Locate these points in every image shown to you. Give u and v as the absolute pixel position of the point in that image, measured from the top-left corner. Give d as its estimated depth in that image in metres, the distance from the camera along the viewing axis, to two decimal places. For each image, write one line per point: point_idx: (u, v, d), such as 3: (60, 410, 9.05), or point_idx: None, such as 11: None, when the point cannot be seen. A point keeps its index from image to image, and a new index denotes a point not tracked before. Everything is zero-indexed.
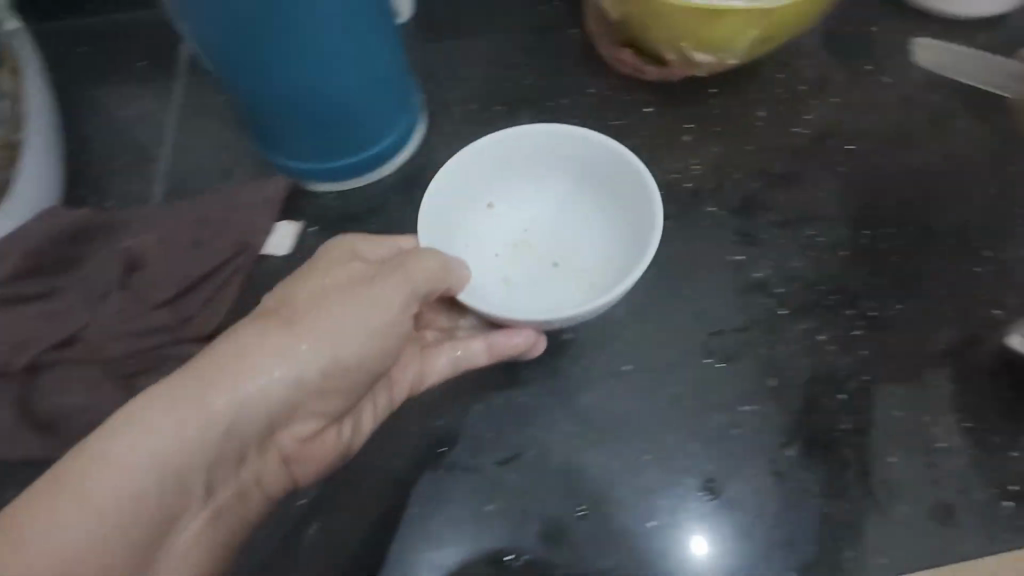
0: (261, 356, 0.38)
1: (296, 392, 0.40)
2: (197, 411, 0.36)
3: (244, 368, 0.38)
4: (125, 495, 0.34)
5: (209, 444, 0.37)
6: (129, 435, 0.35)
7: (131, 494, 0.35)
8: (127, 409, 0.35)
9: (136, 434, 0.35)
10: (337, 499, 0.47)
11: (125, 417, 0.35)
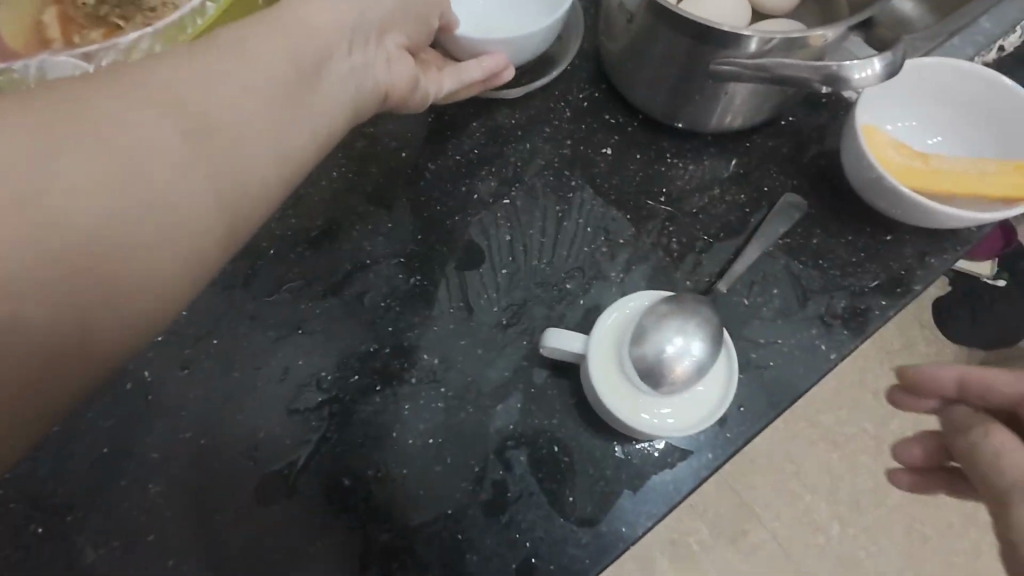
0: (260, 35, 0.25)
1: (277, 103, 0.24)
2: (165, 101, 0.21)
3: (243, 59, 0.24)
4: (93, 208, 0.19)
5: (235, 203, 0.23)
6: (44, 139, 0.19)
7: (157, 263, 0.21)
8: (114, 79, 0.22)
9: (146, 128, 0.21)
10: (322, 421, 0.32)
11: (136, 71, 0.22)
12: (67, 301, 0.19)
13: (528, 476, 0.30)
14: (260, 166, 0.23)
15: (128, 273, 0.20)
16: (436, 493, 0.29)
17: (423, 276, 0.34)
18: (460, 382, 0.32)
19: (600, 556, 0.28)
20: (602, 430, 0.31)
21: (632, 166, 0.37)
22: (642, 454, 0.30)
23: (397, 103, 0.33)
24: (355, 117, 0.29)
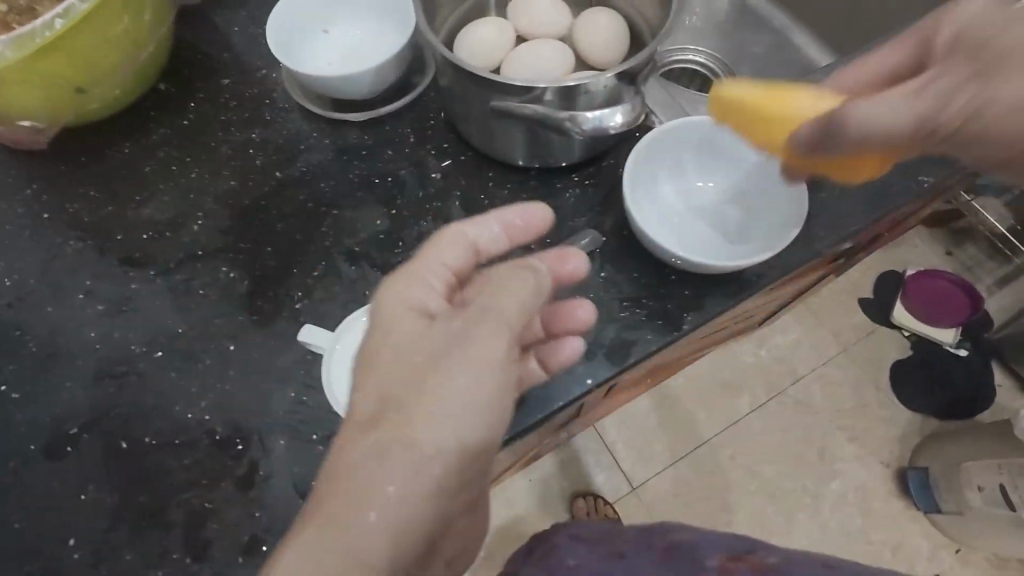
0: (414, 278, 0.28)
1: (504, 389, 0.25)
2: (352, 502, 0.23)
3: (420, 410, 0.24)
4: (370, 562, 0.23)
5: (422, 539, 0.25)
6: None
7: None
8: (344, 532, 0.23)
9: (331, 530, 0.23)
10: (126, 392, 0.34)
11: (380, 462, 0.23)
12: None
13: (285, 458, 0.32)
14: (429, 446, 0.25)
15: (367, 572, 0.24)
16: (179, 482, 0.32)
17: (245, 272, 0.38)
18: (248, 369, 0.35)
19: None
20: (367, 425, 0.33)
21: (457, 191, 0.40)
22: None
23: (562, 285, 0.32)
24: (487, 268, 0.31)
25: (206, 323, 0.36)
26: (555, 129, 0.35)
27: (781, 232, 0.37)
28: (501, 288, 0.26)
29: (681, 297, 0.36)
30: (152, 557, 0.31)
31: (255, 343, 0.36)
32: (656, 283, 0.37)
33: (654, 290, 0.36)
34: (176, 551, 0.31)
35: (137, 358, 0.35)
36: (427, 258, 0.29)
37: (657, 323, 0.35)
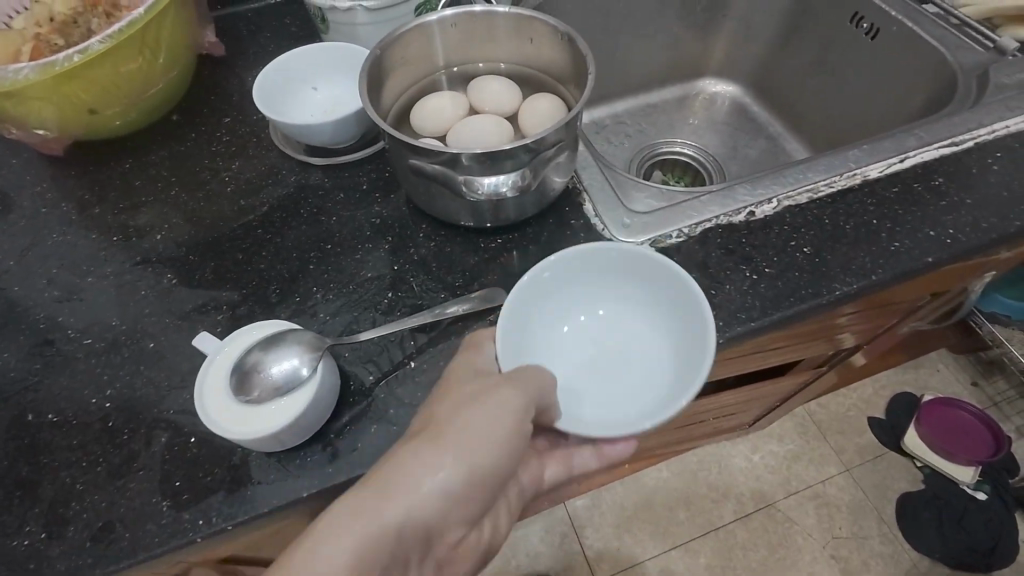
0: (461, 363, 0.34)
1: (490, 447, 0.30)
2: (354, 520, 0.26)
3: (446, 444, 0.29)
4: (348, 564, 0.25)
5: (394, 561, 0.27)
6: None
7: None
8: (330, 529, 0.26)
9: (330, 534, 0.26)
10: (43, 373, 0.38)
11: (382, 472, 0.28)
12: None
13: (158, 456, 0.34)
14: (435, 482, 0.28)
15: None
16: (59, 460, 0.34)
17: (185, 281, 0.42)
18: (156, 368, 0.38)
19: (167, 540, 0.32)
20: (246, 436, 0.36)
21: (389, 235, 0.44)
22: (253, 464, 0.34)
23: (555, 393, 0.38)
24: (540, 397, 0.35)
25: (137, 318, 0.40)
26: (467, 191, 0.38)
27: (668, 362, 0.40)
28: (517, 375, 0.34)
29: None
30: (12, 526, 0.32)
31: (171, 344, 0.39)
32: None
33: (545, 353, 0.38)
34: (32, 527, 0.32)
35: (69, 343, 0.39)
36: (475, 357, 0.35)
37: None
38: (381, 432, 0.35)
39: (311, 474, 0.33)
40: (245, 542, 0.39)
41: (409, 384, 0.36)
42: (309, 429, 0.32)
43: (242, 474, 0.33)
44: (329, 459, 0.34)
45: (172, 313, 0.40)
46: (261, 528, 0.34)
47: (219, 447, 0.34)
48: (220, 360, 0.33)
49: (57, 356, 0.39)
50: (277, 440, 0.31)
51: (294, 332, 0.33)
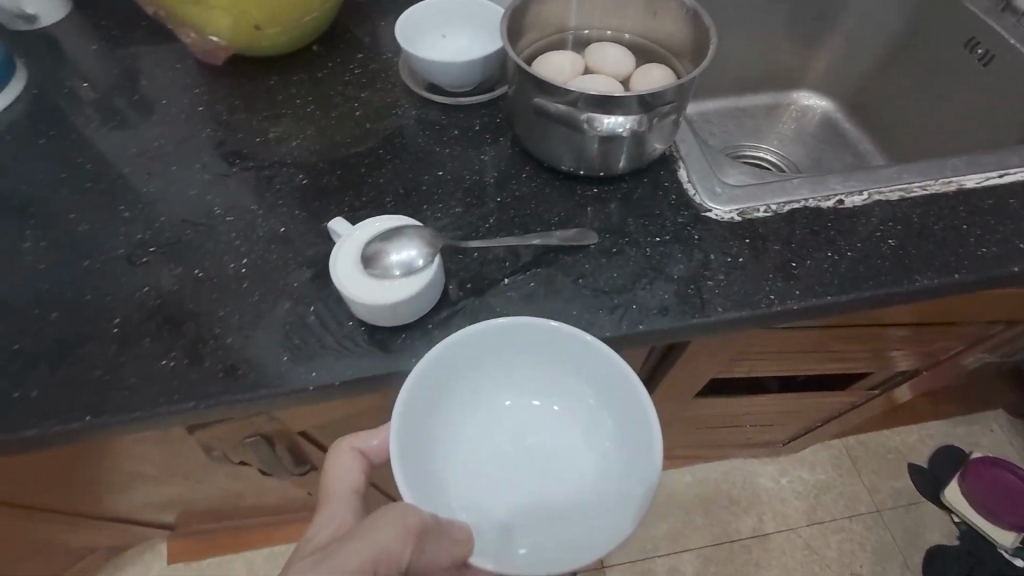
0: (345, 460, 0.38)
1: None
2: None
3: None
4: None
5: None
6: None
7: None
8: None
9: None
10: (188, 239, 0.44)
11: None
12: None
13: (281, 316, 0.40)
14: None
15: None
16: (199, 306, 0.40)
17: (314, 183, 0.48)
18: (284, 248, 0.43)
19: (283, 383, 0.37)
20: (356, 316, 0.41)
21: (495, 171, 0.48)
22: (361, 336, 0.39)
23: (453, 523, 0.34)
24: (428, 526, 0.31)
25: (271, 206, 0.46)
26: (582, 132, 0.42)
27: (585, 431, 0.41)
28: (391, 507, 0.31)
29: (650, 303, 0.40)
30: (159, 350, 0.38)
31: (299, 231, 0.44)
32: (634, 285, 0.41)
33: (626, 291, 0.41)
34: (175, 354, 0.38)
35: (212, 218, 0.46)
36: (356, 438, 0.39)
37: (618, 315, 0.40)
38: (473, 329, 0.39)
39: (407, 356, 0.38)
40: (334, 410, 0.44)
41: (500, 297, 0.40)
42: (415, 307, 0.37)
43: (349, 344, 0.38)
44: (425, 345, 0.38)
45: (300, 207, 0.46)
46: (356, 395, 0.39)
47: (334, 319, 0.39)
48: (345, 244, 0.38)
49: (202, 227, 0.45)
50: (388, 311, 0.36)
51: (413, 227, 0.38)
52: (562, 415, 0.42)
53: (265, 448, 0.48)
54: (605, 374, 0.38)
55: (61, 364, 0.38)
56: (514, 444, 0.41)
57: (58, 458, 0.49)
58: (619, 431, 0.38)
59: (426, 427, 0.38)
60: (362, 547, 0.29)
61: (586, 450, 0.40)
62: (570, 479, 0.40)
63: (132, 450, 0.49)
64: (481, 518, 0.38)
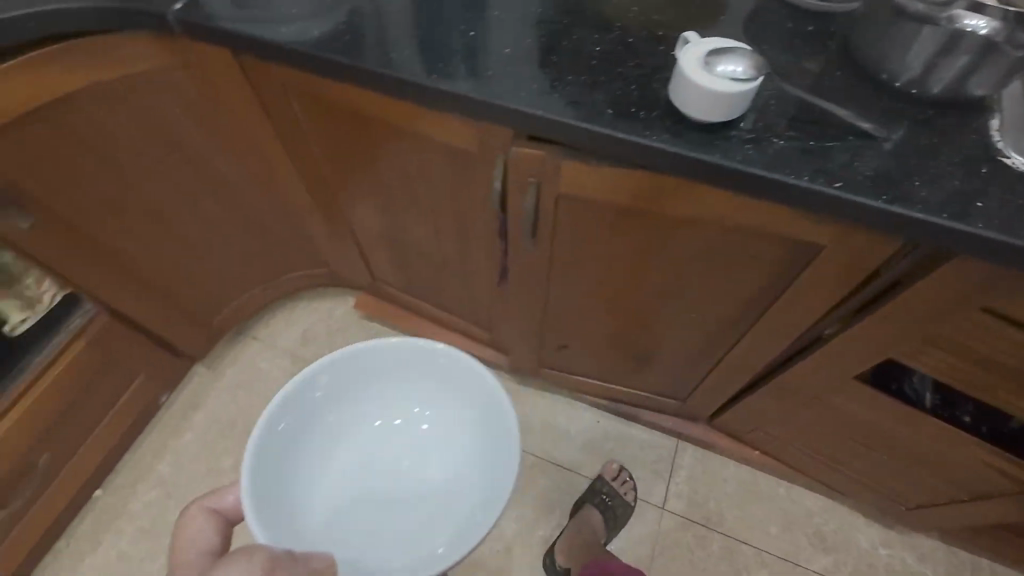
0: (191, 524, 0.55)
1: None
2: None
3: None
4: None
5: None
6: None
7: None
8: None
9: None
10: (564, 22, 0.60)
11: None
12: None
13: (617, 87, 0.53)
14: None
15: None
16: (564, 61, 0.56)
17: (662, 22, 0.60)
18: (630, 50, 0.57)
19: (606, 124, 0.51)
20: (664, 105, 0.52)
21: (812, 61, 0.56)
22: (670, 120, 0.51)
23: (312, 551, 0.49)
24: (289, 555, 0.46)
25: (626, 24, 0.60)
26: (927, 37, 0.47)
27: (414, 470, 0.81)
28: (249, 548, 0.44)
29: (912, 196, 0.46)
30: (531, 76, 0.55)
31: (642, 45, 0.58)
32: (903, 179, 0.47)
33: (894, 181, 0.47)
34: (540, 82, 0.54)
35: (583, 16, 0.61)
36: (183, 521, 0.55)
37: (882, 191, 0.47)
38: (755, 150, 0.49)
39: (698, 145, 0.49)
40: (602, 179, 0.58)
41: (783, 141, 0.50)
42: (727, 109, 0.48)
43: (658, 121, 0.51)
44: (715, 145, 0.49)
45: (647, 32, 0.59)
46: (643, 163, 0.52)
47: (652, 103, 0.52)
48: (690, 49, 0.49)
49: (575, 19, 0.60)
50: (699, 98, 0.47)
51: (744, 49, 0.48)
52: (425, 439, 0.82)
53: (529, 197, 0.64)
54: (477, 395, 0.76)
55: (473, 62, 0.57)
56: (319, 484, 0.78)
57: (394, 133, 0.70)
58: (478, 440, 0.79)
59: (278, 446, 0.72)
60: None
61: (430, 478, 0.80)
62: (410, 478, 0.80)
63: (445, 157, 0.69)
64: (342, 496, 0.78)
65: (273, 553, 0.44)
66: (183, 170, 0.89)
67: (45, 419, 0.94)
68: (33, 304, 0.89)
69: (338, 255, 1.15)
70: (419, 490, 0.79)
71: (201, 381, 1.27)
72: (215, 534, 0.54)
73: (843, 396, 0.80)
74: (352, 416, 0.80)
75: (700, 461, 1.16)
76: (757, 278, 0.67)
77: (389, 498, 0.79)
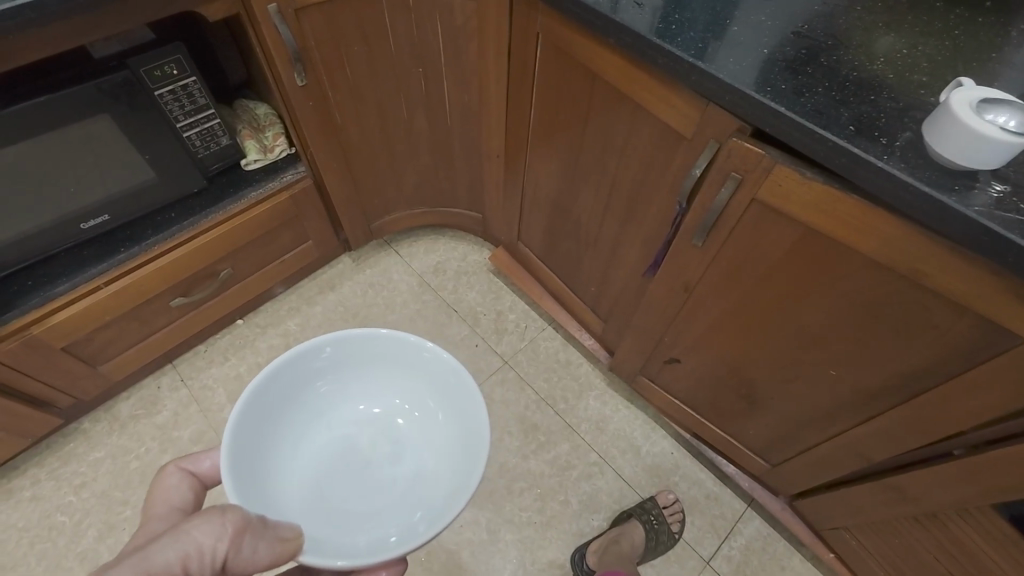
0: (167, 479, 0.59)
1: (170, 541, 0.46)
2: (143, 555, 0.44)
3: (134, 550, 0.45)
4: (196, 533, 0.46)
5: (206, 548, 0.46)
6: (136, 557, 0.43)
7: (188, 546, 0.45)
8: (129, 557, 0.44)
9: (128, 566, 0.43)
10: (826, 44, 0.63)
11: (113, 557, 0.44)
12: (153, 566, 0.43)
13: (862, 111, 0.55)
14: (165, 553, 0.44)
15: (179, 548, 0.45)
16: (817, 75, 0.59)
17: (924, 69, 0.61)
18: (884, 83, 0.58)
19: (843, 139, 0.53)
20: (908, 141, 0.53)
21: None
22: (907, 155, 0.52)
23: (282, 523, 0.53)
24: (260, 521, 0.51)
25: (886, 61, 0.61)
26: None
27: (402, 457, 0.71)
28: (228, 510, 0.49)
29: None
30: (782, 78, 0.58)
31: (897, 82, 0.59)
32: None
33: None
34: (789, 84, 0.58)
35: (847, 44, 0.63)
36: (169, 470, 0.60)
37: None
38: (994, 210, 0.48)
39: (931, 185, 0.49)
40: (811, 192, 0.59)
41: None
42: (965, 146, 0.48)
43: (898, 152, 0.52)
44: (951, 190, 0.49)
45: (907, 73, 0.60)
46: (865, 187, 0.53)
47: (893, 134, 0.53)
48: (970, 88, 0.50)
49: (836, 44, 0.63)
50: (953, 122, 0.48)
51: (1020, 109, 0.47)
52: (401, 435, 0.73)
53: (725, 190, 0.66)
54: (457, 395, 0.69)
55: (728, 50, 0.62)
56: (297, 437, 0.69)
57: (616, 100, 0.76)
58: (459, 431, 0.69)
59: (256, 440, 0.64)
60: (177, 547, 0.45)
61: (400, 476, 0.70)
62: (392, 464, 0.71)
63: (655, 134, 0.74)
64: (315, 456, 0.70)
65: (245, 516, 0.49)
66: (421, 82, 1.05)
67: (235, 240, 1.11)
68: (266, 152, 1.10)
69: (499, 205, 1.25)
70: (408, 477, 0.69)
71: (343, 269, 1.43)
72: (187, 491, 0.59)
73: (967, 518, 0.73)
74: (338, 394, 0.72)
75: (763, 537, 1.09)
76: (928, 355, 0.63)
77: (366, 471, 0.71)
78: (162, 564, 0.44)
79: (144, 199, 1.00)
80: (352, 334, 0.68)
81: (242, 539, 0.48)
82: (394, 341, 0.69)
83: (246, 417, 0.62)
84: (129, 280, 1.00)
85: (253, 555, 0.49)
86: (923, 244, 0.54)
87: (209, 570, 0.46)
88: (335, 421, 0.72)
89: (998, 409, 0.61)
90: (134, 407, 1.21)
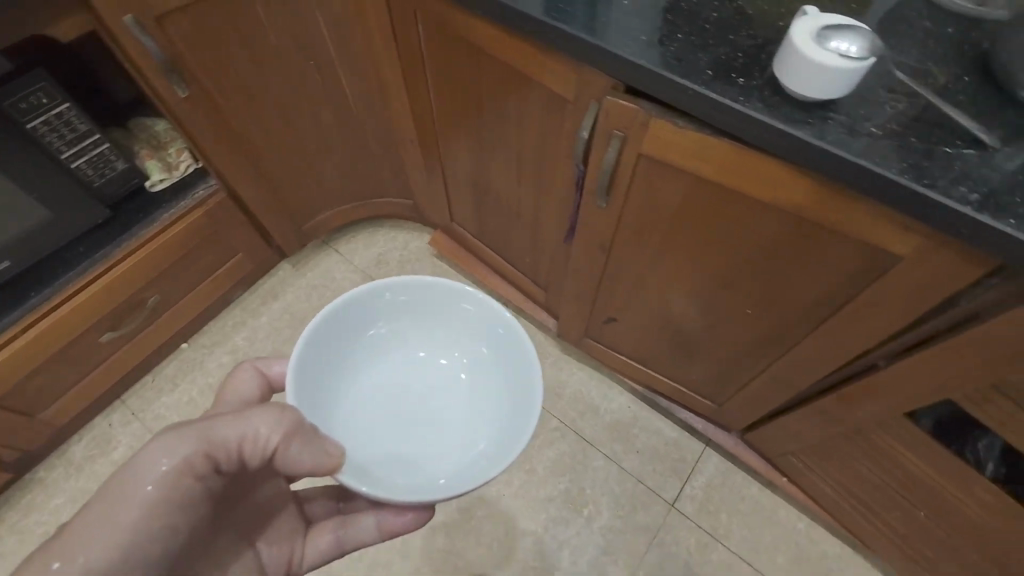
0: (237, 377, 0.67)
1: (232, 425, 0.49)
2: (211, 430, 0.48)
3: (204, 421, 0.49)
4: (255, 426, 0.50)
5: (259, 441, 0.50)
6: (202, 434, 0.48)
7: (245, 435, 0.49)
8: (199, 426, 0.48)
9: (195, 433, 0.47)
10: None
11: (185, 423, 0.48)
12: (213, 445, 0.48)
13: (719, 53, 0.55)
14: (224, 432, 0.48)
15: (237, 433, 0.49)
16: (675, 21, 0.58)
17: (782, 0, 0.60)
18: (743, 19, 0.58)
19: (700, 86, 0.52)
20: (762, 77, 0.53)
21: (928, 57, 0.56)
22: (760, 91, 0.52)
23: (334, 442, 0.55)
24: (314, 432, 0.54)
25: None
26: None
27: (453, 409, 0.72)
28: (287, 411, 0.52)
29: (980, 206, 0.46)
30: (641, 29, 0.57)
31: (755, 17, 0.58)
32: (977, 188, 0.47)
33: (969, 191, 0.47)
34: (649, 34, 0.57)
35: None
36: (237, 372, 0.67)
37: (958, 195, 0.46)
38: (839, 136, 0.49)
39: (784, 121, 0.50)
40: (684, 143, 0.59)
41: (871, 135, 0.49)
42: (803, 75, 0.48)
43: (753, 91, 0.52)
44: (802, 122, 0.50)
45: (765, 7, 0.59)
46: (730, 129, 0.53)
47: (748, 72, 0.53)
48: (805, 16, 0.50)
49: None
50: (790, 54, 0.48)
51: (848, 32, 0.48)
52: (451, 387, 0.73)
53: (611, 150, 0.65)
54: (509, 348, 0.69)
55: (589, 7, 0.60)
56: (353, 385, 0.70)
57: (500, 70, 0.74)
58: (505, 375, 0.70)
59: (316, 378, 0.66)
60: (237, 429, 0.49)
61: (448, 424, 0.71)
62: (444, 413, 0.72)
63: (542, 101, 0.73)
64: (371, 405, 0.71)
65: (300, 421, 0.53)
66: (316, 74, 1.01)
67: (156, 265, 1.08)
68: (171, 169, 1.06)
69: (425, 189, 1.23)
70: (457, 425, 0.70)
71: (284, 277, 1.40)
72: (256, 388, 0.67)
73: (887, 430, 0.76)
74: (395, 342, 0.73)
75: (722, 472, 1.14)
76: (824, 283, 0.64)
77: (416, 420, 0.71)
78: (220, 438, 0.48)
79: (44, 239, 0.96)
80: (406, 282, 0.69)
81: (292, 442, 0.51)
82: (449, 289, 0.70)
83: (308, 356, 0.65)
84: (48, 324, 0.97)
85: (298, 459, 0.52)
86: (790, 179, 0.55)
87: (259, 456, 0.50)
88: (393, 369, 0.73)
89: (890, 327, 0.63)
90: (88, 448, 1.19)
